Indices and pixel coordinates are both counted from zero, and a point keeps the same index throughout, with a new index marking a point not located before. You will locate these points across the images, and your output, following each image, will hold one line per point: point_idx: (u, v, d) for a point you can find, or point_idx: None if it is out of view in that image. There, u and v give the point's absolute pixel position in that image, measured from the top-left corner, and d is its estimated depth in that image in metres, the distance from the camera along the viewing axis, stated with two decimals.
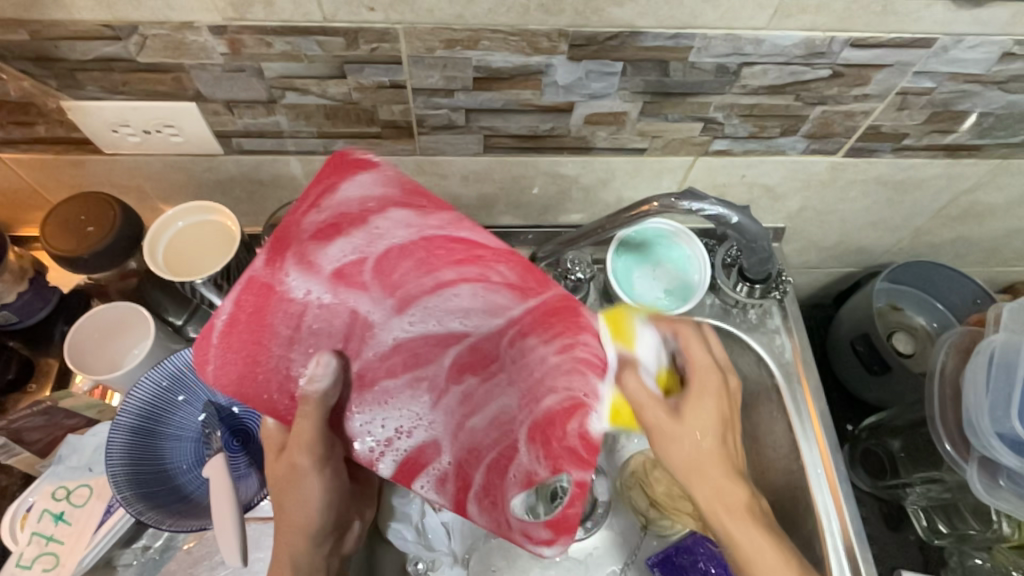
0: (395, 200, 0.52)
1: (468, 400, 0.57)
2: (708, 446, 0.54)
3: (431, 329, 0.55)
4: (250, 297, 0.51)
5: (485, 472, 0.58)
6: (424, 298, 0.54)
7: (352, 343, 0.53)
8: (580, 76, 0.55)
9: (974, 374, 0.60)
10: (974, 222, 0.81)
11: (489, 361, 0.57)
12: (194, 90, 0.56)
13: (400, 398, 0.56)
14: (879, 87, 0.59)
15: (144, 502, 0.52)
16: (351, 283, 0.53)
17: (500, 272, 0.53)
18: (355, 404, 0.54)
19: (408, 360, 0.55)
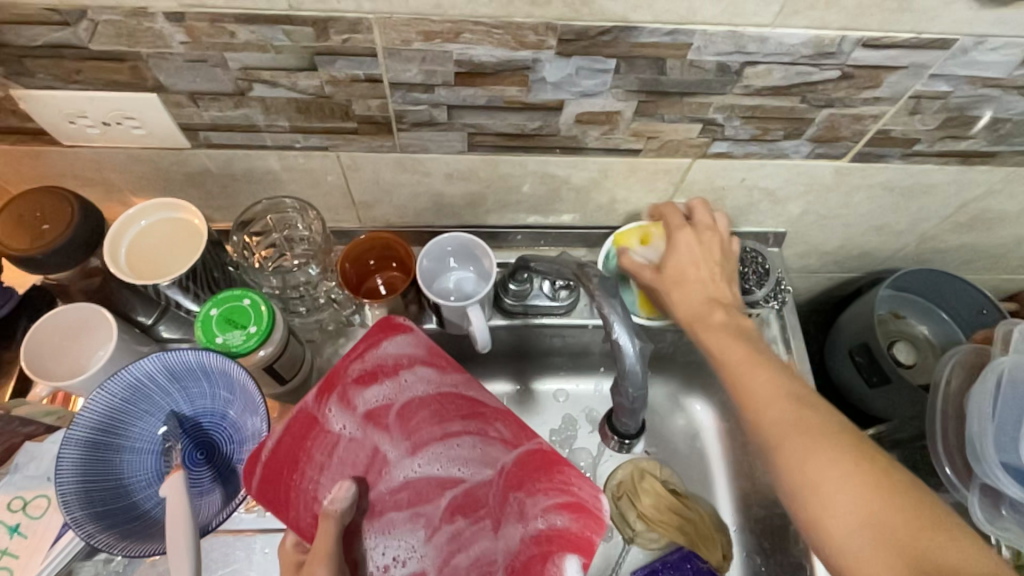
0: (421, 358, 0.58)
1: (456, 540, 0.55)
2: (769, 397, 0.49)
3: (435, 473, 0.57)
4: (295, 427, 0.53)
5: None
6: (432, 445, 0.57)
7: (370, 478, 0.55)
8: (570, 73, 0.51)
9: (979, 396, 0.57)
10: (983, 230, 0.78)
11: (480, 506, 0.56)
12: (153, 80, 0.52)
13: (402, 527, 0.55)
14: (891, 90, 0.55)
15: (97, 522, 0.49)
16: (383, 423, 0.57)
17: (498, 429, 0.57)
18: (371, 534, 0.54)
19: (412, 497, 0.56)
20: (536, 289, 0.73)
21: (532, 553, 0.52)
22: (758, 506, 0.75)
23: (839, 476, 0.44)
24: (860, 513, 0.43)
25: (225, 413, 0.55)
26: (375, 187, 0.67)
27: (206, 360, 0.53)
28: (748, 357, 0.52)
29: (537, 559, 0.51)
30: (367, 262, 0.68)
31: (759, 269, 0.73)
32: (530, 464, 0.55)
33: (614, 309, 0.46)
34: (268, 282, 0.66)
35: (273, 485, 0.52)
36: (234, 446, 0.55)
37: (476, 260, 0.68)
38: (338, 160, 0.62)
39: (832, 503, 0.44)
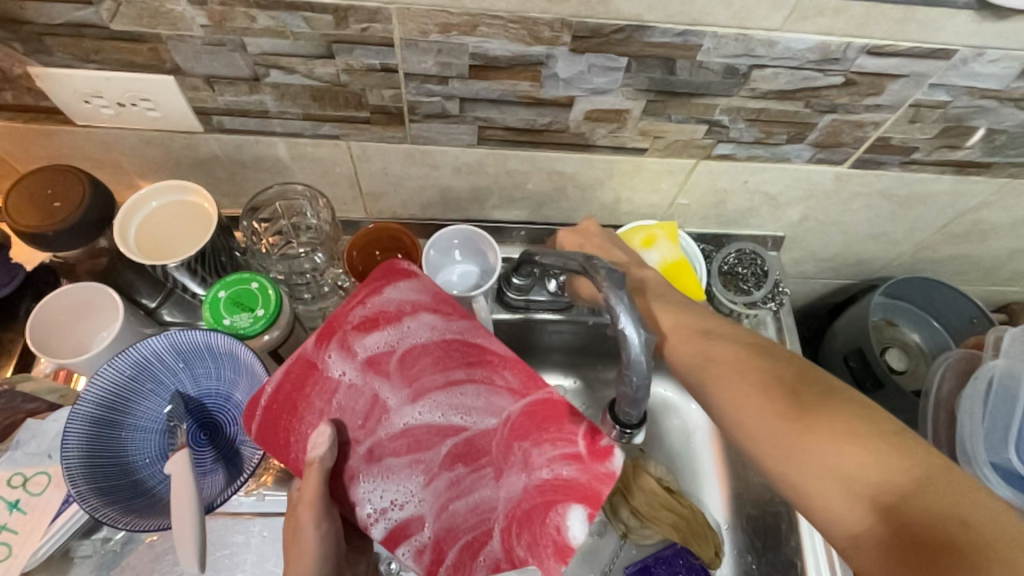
0: (426, 304, 0.59)
1: (456, 486, 0.55)
2: (739, 388, 0.50)
3: (436, 420, 0.56)
4: (294, 372, 0.54)
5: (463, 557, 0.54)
6: (434, 393, 0.57)
7: (369, 423, 0.55)
8: (582, 70, 0.53)
9: (970, 400, 0.58)
10: (976, 241, 0.79)
11: (482, 454, 0.56)
12: (172, 63, 0.52)
13: (401, 474, 0.54)
14: (892, 98, 0.56)
15: (101, 497, 0.50)
16: (386, 369, 0.57)
17: (504, 377, 0.58)
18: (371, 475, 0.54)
19: (412, 445, 0.55)
20: (538, 285, 0.73)
21: (536, 501, 0.54)
22: (750, 506, 0.77)
23: (825, 450, 0.45)
24: (845, 476, 0.44)
25: (230, 395, 0.56)
26: (382, 179, 0.67)
27: (213, 341, 0.54)
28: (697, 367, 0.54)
29: (540, 507, 0.54)
30: (373, 252, 0.67)
31: (755, 270, 0.75)
32: (538, 413, 0.57)
33: (621, 298, 0.44)
34: (275, 267, 0.66)
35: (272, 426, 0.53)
36: (237, 428, 0.55)
37: (481, 253, 0.69)
38: (349, 150, 0.63)
39: (817, 466, 0.45)
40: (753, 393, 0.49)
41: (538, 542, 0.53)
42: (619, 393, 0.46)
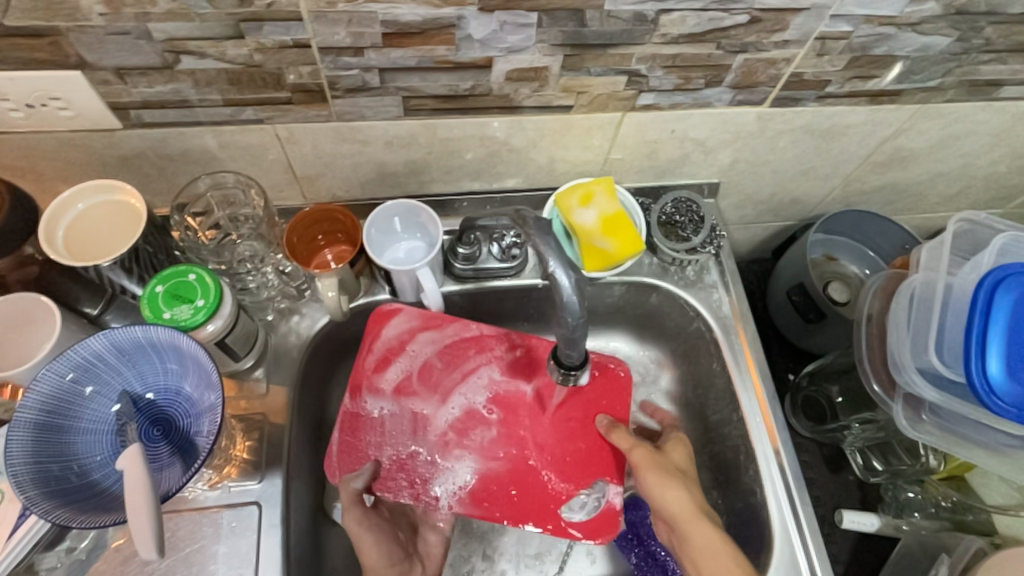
0: (419, 327, 0.72)
1: (511, 445, 0.69)
2: (649, 462, 0.63)
3: (468, 407, 0.70)
4: (345, 426, 0.68)
5: (540, 502, 0.67)
6: (458, 387, 0.71)
7: (420, 433, 0.69)
8: (495, 29, 0.53)
9: (897, 315, 0.62)
10: (900, 168, 0.83)
11: (516, 413, 0.71)
12: (76, 56, 0.51)
13: (466, 457, 0.68)
14: (798, 33, 0.58)
15: (51, 499, 0.49)
16: (416, 389, 0.70)
17: (500, 350, 0.72)
18: (444, 472, 0.68)
19: (460, 431, 0.69)
20: (485, 253, 0.75)
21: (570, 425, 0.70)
22: (711, 444, 0.78)
23: None
24: None
25: (180, 388, 0.56)
26: (315, 160, 0.67)
27: (154, 335, 0.53)
28: (652, 456, 0.64)
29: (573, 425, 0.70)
30: (315, 237, 0.69)
31: (692, 217, 0.78)
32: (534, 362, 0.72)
33: (548, 244, 0.45)
34: (214, 257, 0.67)
35: (347, 457, 0.66)
36: (189, 420, 0.55)
37: (422, 226, 0.69)
38: (276, 133, 0.63)
39: None
40: (665, 481, 0.62)
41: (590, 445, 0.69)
42: (556, 336, 0.50)
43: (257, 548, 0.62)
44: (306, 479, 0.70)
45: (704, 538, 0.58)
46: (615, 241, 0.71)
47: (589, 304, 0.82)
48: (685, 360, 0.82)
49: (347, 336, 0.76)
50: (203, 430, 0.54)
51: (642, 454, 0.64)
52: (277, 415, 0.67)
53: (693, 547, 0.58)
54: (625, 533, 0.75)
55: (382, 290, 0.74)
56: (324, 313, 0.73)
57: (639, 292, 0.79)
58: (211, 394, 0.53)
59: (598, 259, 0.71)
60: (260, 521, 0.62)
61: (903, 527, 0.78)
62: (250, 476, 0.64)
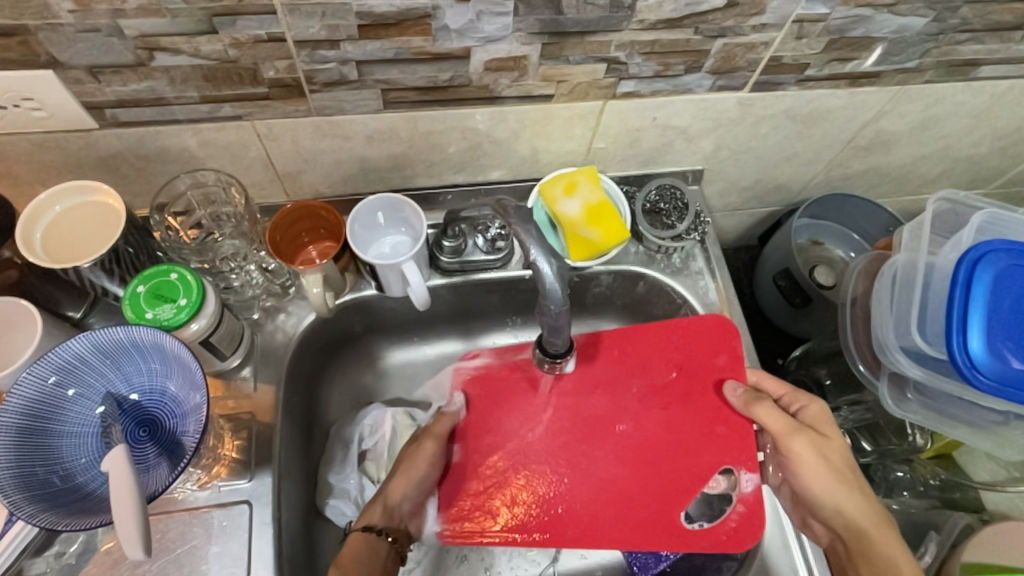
0: (497, 365, 0.74)
1: (623, 453, 0.70)
2: (814, 458, 0.63)
3: (567, 426, 0.71)
4: (455, 484, 0.68)
5: (669, 517, 0.67)
6: (551, 408, 0.72)
7: (529, 466, 0.69)
8: (471, 18, 0.53)
9: (880, 295, 0.63)
10: (882, 151, 0.83)
11: (620, 418, 0.71)
12: (47, 55, 0.50)
13: (583, 474, 0.69)
14: (775, 16, 0.58)
15: (36, 504, 0.49)
16: (511, 417, 0.71)
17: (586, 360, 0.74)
18: (562, 506, 0.67)
19: (566, 449, 0.70)
20: (470, 245, 0.75)
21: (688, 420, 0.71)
22: None
23: None
24: None
25: (165, 388, 0.56)
26: (296, 156, 0.67)
27: (136, 335, 0.53)
28: (813, 446, 0.64)
29: (690, 409, 0.71)
30: (298, 235, 0.69)
31: (676, 204, 0.78)
32: (623, 366, 0.73)
33: (530, 233, 0.46)
34: (196, 257, 0.67)
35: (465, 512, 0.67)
36: (176, 420, 0.54)
37: (406, 220, 0.69)
38: (254, 130, 0.62)
39: None
40: (836, 485, 0.62)
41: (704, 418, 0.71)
42: (542, 325, 0.51)
43: (248, 547, 0.61)
44: (297, 478, 0.70)
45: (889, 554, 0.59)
46: (601, 229, 0.71)
47: (577, 295, 0.82)
48: None
49: (335, 333, 0.76)
50: (189, 429, 0.53)
51: (804, 444, 0.64)
52: (264, 413, 0.67)
53: (869, 560, 0.59)
54: None
55: (368, 285, 0.73)
56: (310, 311, 0.72)
57: (626, 282, 0.79)
58: (196, 393, 0.53)
59: (584, 248, 0.71)
60: (250, 520, 0.62)
61: (893, 507, 0.79)
62: (240, 475, 0.64)
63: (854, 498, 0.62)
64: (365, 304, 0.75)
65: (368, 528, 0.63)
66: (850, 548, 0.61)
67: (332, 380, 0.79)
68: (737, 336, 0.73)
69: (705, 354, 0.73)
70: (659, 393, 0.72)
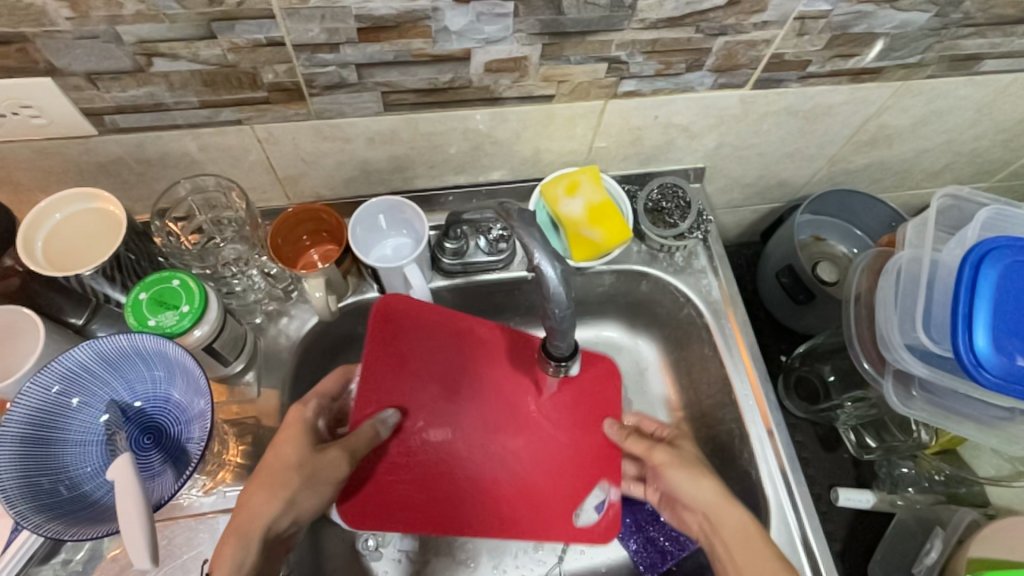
0: (410, 324, 0.70)
1: (525, 449, 0.71)
2: (672, 459, 0.64)
3: (478, 415, 0.72)
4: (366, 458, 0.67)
5: (557, 504, 0.69)
6: (462, 395, 0.72)
7: (436, 452, 0.69)
8: (471, 20, 0.53)
9: (885, 292, 0.62)
10: (884, 146, 0.83)
11: (523, 414, 0.72)
12: (45, 63, 0.50)
13: (491, 465, 0.70)
14: (777, 13, 0.58)
15: (42, 513, 0.49)
16: (421, 398, 0.70)
17: (497, 347, 0.74)
18: (479, 491, 0.69)
19: (479, 437, 0.71)
20: (472, 247, 0.74)
21: (576, 427, 0.72)
22: (705, 428, 0.78)
23: None
24: None
25: (169, 395, 0.55)
26: (297, 160, 0.66)
27: (140, 344, 0.52)
28: (674, 453, 0.65)
29: (579, 412, 0.73)
30: (300, 238, 0.69)
31: (679, 202, 0.78)
32: (524, 364, 0.73)
33: (533, 236, 0.45)
34: (198, 262, 0.66)
35: (378, 489, 0.66)
36: (180, 427, 0.54)
37: (407, 222, 0.69)
38: (255, 134, 0.62)
39: None
40: (692, 475, 0.63)
41: (590, 425, 0.72)
42: (546, 328, 0.51)
43: None
44: None
45: (740, 521, 0.58)
46: (604, 229, 0.70)
47: (579, 294, 0.82)
48: (677, 346, 0.82)
49: (338, 336, 0.76)
50: (194, 436, 0.53)
51: (665, 454, 0.65)
52: (269, 418, 0.67)
53: (730, 536, 0.58)
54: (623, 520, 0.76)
55: (371, 288, 0.73)
56: (312, 314, 0.72)
57: (629, 281, 0.79)
58: (200, 400, 0.53)
59: (586, 248, 0.71)
60: None
61: (898, 503, 0.79)
62: (245, 480, 0.64)
63: (711, 484, 0.62)
64: (367, 307, 0.75)
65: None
66: (712, 533, 0.60)
67: None
68: (615, 380, 0.74)
69: (589, 380, 0.74)
70: (563, 404, 0.73)
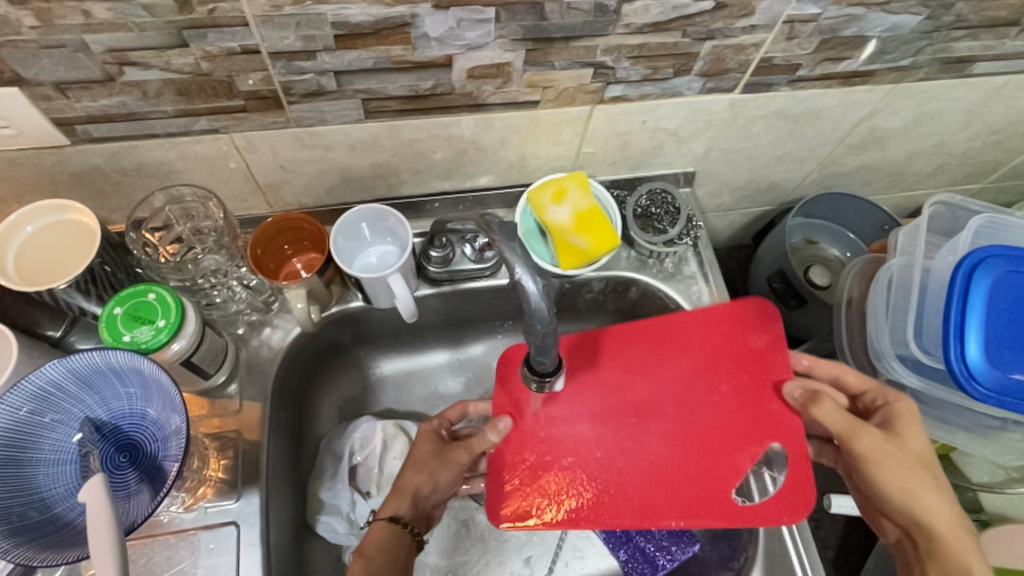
0: (534, 350, 0.68)
1: (664, 434, 0.64)
2: (884, 452, 0.57)
3: (603, 411, 0.66)
4: (523, 467, 0.63)
5: (708, 484, 0.62)
6: (583, 402, 0.66)
7: (580, 451, 0.64)
8: (451, 26, 0.51)
9: (876, 301, 0.61)
10: (876, 149, 0.82)
11: (654, 399, 0.66)
12: (11, 73, 0.49)
13: (630, 455, 0.64)
14: (765, 17, 0.57)
15: (12, 538, 0.47)
16: (546, 412, 0.66)
17: (619, 340, 0.69)
18: (628, 482, 0.62)
19: (607, 432, 0.65)
20: (459, 255, 0.73)
21: (716, 413, 0.65)
22: None
23: None
24: None
25: (145, 412, 0.54)
26: (276, 168, 0.65)
27: (112, 360, 0.51)
28: (888, 443, 0.57)
29: (727, 396, 0.65)
30: (281, 247, 0.67)
31: (668, 208, 0.76)
32: (640, 350, 0.68)
33: (513, 251, 0.44)
34: (174, 276, 0.64)
35: (519, 493, 0.62)
36: (157, 444, 0.53)
37: (391, 230, 0.68)
38: (233, 142, 0.60)
39: None
40: (916, 485, 0.56)
41: (739, 406, 0.65)
42: (529, 343, 0.50)
43: (236, 569, 0.60)
44: (287, 495, 0.68)
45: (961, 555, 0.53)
46: (592, 236, 0.69)
47: (568, 301, 0.81)
48: None
49: (322, 345, 0.75)
50: (170, 454, 0.52)
51: (875, 441, 0.57)
52: (251, 431, 0.66)
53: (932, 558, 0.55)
54: (614, 530, 0.75)
55: (354, 297, 0.72)
56: (295, 324, 0.71)
57: (618, 287, 0.78)
58: (176, 417, 0.51)
59: (573, 256, 0.69)
60: (239, 541, 0.61)
61: None
62: (227, 495, 0.62)
63: (936, 497, 0.55)
64: (352, 316, 0.73)
65: (397, 519, 0.59)
66: (918, 548, 0.57)
67: (322, 392, 0.78)
68: (782, 345, 0.67)
69: (715, 349, 0.68)
70: (697, 368, 0.67)
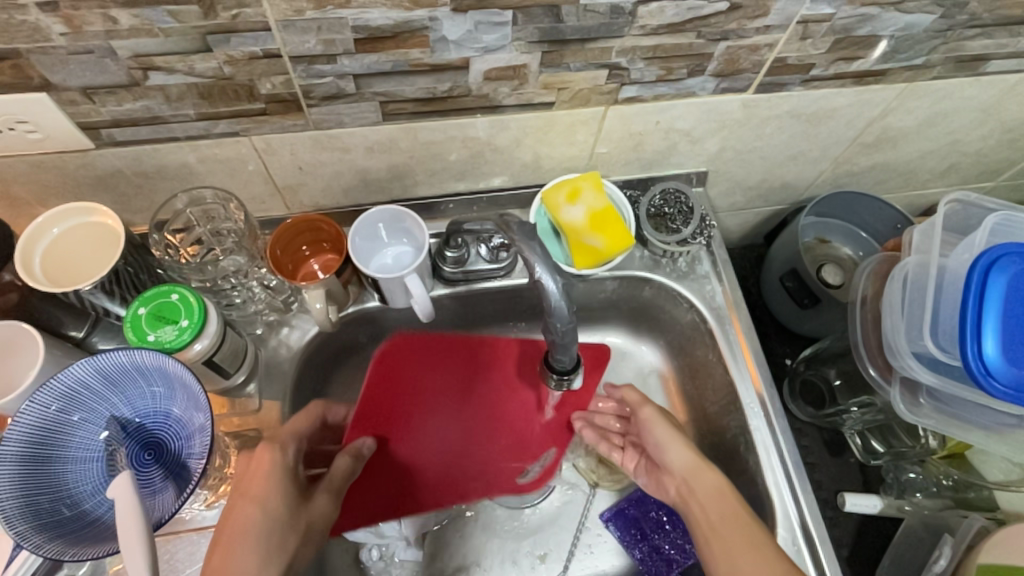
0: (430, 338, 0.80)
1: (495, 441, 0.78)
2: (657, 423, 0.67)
3: (455, 409, 0.79)
4: (367, 426, 0.75)
5: (506, 471, 0.77)
6: (438, 390, 0.79)
7: (416, 437, 0.77)
8: (469, 29, 0.52)
9: (891, 299, 0.62)
10: (889, 148, 0.82)
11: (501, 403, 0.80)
12: (40, 78, 0.50)
13: (472, 463, 0.77)
14: (780, 17, 0.57)
15: (43, 534, 0.49)
16: (399, 381, 0.78)
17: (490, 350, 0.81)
18: (438, 474, 0.76)
19: (461, 436, 0.78)
20: (473, 254, 0.74)
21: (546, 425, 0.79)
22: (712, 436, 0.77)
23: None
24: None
25: (170, 411, 0.55)
26: (296, 170, 0.66)
27: (139, 359, 0.52)
28: (661, 415, 0.68)
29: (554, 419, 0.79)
30: (300, 248, 0.68)
31: (682, 207, 0.77)
32: (526, 359, 0.81)
33: (534, 250, 0.45)
34: (197, 275, 0.65)
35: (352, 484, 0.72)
36: (181, 442, 0.54)
37: (407, 231, 0.68)
38: (253, 145, 0.61)
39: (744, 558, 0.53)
40: (674, 440, 0.65)
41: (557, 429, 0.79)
42: (549, 341, 0.51)
43: None
44: None
45: (713, 487, 0.60)
46: (605, 237, 0.70)
47: (581, 300, 0.81)
48: (682, 351, 0.82)
49: (339, 345, 0.75)
50: (195, 451, 0.52)
51: (650, 412, 0.68)
52: (270, 429, 0.67)
53: (702, 500, 0.59)
54: (628, 529, 0.76)
55: (372, 297, 0.73)
56: (313, 324, 0.72)
57: (631, 286, 0.79)
58: (200, 415, 0.52)
59: (588, 255, 0.70)
60: None
61: (905, 508, 0.79)
62: None
63: (686, 449, 0.64)
64: (368, 316, 0.74)
65: None
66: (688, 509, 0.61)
67: (339, 392, 0.79)
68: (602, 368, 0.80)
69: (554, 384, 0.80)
70: (541, 398, 0.79)
